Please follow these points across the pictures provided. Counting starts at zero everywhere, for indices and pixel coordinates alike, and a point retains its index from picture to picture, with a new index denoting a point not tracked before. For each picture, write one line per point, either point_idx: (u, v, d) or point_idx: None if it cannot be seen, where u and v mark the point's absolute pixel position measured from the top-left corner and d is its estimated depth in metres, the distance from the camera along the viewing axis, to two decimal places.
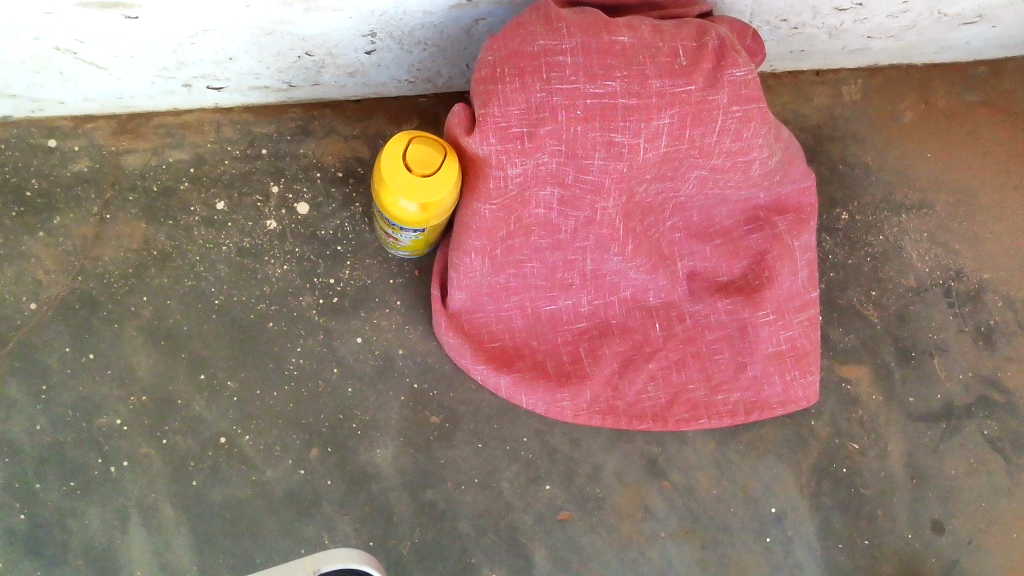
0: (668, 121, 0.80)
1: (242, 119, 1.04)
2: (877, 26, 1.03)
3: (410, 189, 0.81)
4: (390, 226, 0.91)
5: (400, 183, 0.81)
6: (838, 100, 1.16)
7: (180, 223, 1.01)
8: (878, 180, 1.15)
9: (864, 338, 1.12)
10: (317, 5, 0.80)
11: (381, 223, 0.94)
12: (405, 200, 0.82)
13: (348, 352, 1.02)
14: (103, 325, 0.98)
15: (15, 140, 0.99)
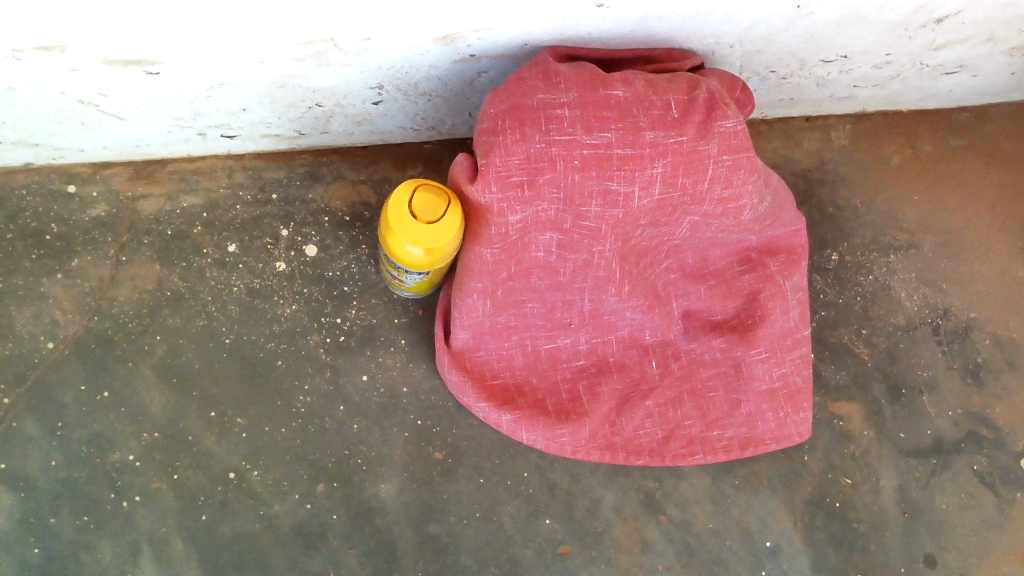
0: (661, 170, 0.84)
1: (253, 165, 1.08)
2: (863, 76, 1.07)
3: (414, 236, 0.85)
4: (395, 268, 0.95)
5: (405, 230, 0.85)
6: (828, 145, 1.21)
7: (193, 265, 1.05)
8: (866, 222, 1.19)
9: (855, 375, 1.15)
10: (328, 61, 0.85)
11: (387, 265, 0.98)
12: (410, 245, 0.86)
13: (354, 390, 1.05)
14: (117, 364, 1.02)
15: (36, 185, 1.03)
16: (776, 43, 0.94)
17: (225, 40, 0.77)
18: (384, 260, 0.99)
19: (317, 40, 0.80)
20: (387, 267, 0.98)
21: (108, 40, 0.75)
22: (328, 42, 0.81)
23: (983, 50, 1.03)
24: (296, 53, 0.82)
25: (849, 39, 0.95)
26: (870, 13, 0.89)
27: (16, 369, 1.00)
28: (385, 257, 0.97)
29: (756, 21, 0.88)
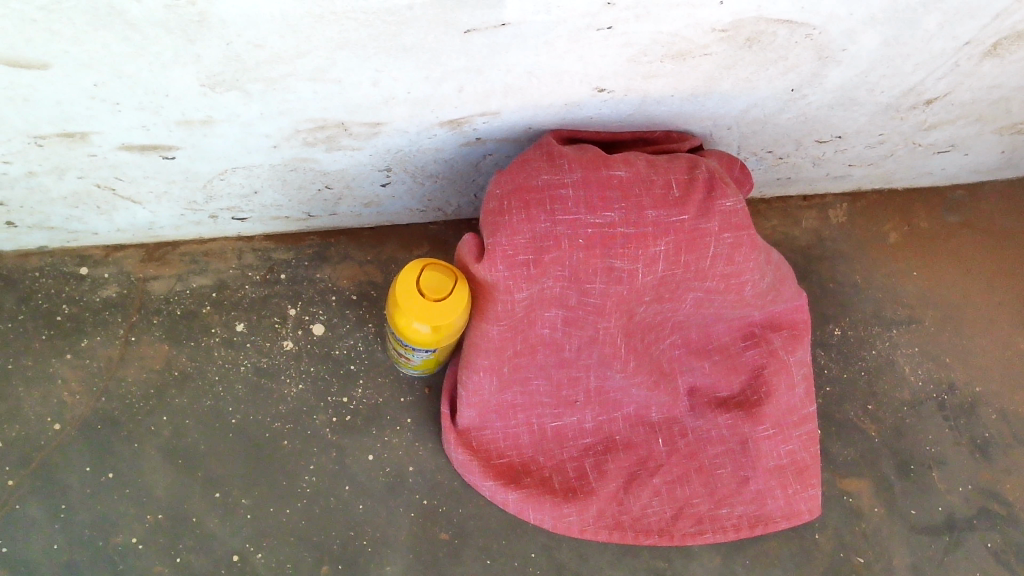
0: (664, 248, 0.85)
1: (262, 246, 1.10)
2: (858, 155, 1.10)
3: (423, 312, 0.86)
4: (402, 345, 0.95)
5: (414, 307, 0.86)
6: (825, 223, 1.23)
7: (200, 344, 1.06)
8: (867, 298, 1.21)
9: (862, 451, 1.14)
10: (338, 145, 0.87)
11: (394, 343, 0.99)
12: (418, 323, 0.87)
13: (359, 470, 1.05)
14: (123, 445, 1.02)
15: (48, 267, 1.05)
16: (771, 125, 0.97)
17: (240, 126, 0.80)
18: (391, 338, 0.99)
19: (328, 125, 0.82)
20: (394, 344, 0.99)
21: (127, 127, 0.77)
22: (339, 127, 0.83)
23: (974, 129, 1.05)
24: (308, 137, 0.84)
25: (842, 120, 0.98)
26: (861, 95, 0.92)
27: (21, 451, 1.00)
28: (392, 335, 0.98)
29: (751, 104, 0.91)
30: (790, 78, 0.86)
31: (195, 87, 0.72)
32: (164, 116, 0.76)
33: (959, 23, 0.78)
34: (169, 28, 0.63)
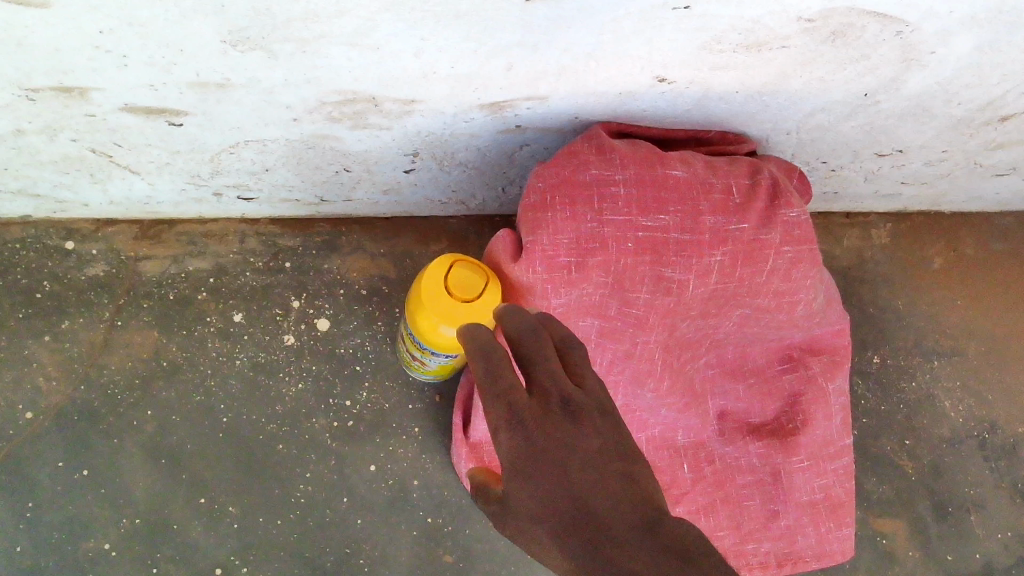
0: (720, 259, 0.77)
1: (267, 231, 1.00)
2: (913, 172, 1.02)
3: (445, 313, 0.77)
4: (421, 350, 0.87)
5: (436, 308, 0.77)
6: (868, 243, 1.15)
7: (194, 333, 0.96)
8: (908, 325, 1.13)
9: (898, 489, 1.07)
10: (365, 122, 0.79)
11: (408, 346, 0.90)
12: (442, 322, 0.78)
13: (360, 481, 0.96)
14: (102, 440, 0.92)
15: (31, 239, 0.94)
16: (834, 133, 0.89)
17: (259, 93, 0.71)
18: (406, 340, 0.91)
19: (358, 99, 0.74)
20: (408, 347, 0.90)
21: (132, 85, 0.68)
22: (369, 103, 0.75)
23: None
24: (334, 111, 0.76)
25: (909, 132, 0.90)
26: (937, 106, 0.84)
27: None
28: (407, 337, 0.89)
29: (819, 108, 0.83)
30: (868, 81, 0.78)
31: (215, 43, 0.63)
32: (176, 75, 0.67)
33: None
34: None
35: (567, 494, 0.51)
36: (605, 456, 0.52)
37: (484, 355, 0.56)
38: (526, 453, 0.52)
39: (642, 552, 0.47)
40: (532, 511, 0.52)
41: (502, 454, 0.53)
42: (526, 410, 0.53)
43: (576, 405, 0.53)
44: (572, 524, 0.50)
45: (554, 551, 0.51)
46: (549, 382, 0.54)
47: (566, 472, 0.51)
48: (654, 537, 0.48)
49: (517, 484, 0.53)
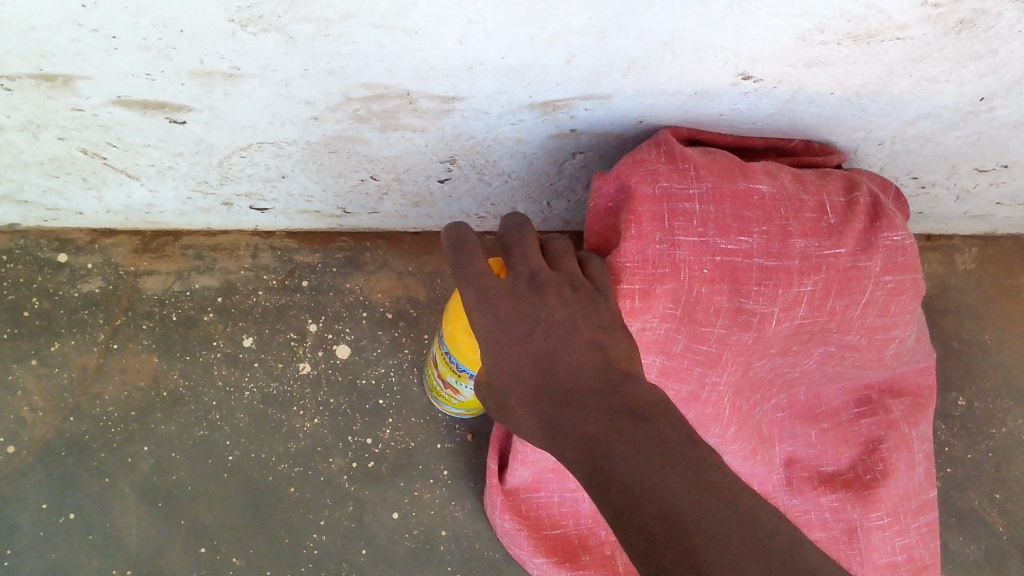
0: (809, 289, 0.65)
1: (282, 245, 0.90)
2: (1013, 192, 0.90)
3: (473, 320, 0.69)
4: (455, 376, 0.76)
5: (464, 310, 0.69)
6: (951, 270, 1.03)
7: (198, 359, 0.86)
8: (998, 363, 1.01)
9: (989, 551, 0.95)
10: (396, 123, 0.68)
11: (440, 371, 0.79)
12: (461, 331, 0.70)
13: (380, 531, 0.85)
14: (91, 479, 0.82)
15: (20, 251, 0.85)
16: (933, 144, 0.77)
17: (274, 85, 0.60)
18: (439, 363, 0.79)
19: (389, 95, 0.63)
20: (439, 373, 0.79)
21: (125, 73, 0.58)
22: (402, 100, 0.64)
23: None
24: (360, 109, 0.65)
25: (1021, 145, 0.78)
26: None
27: None
28: (439, 362, 0.78)
29: (923, 114, 0.71)
30: (987, 83, 0.66)
31: (221, 22, 0.52)
32: (175, 62, 0.57)
33: None
34: None
35: (537, 364, 0.54)
36: (570, 326, 0.55)
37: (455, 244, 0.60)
38: (499, 321, 0.55)
39: (609, 424, 0.49)
40: (503, 381, 0.55)
41: (480, 324, 0.56)
42: (499, 295, 0.56)
43: (544, 280, 0.57)
44: (545, 395, 0.53)
45: (530, 420, 0.54)
46: (521, 261, 0.59)
47: (535, 333, 0.55)
48: (620, 411, 0.50)
49: (495, 358, 0.55)
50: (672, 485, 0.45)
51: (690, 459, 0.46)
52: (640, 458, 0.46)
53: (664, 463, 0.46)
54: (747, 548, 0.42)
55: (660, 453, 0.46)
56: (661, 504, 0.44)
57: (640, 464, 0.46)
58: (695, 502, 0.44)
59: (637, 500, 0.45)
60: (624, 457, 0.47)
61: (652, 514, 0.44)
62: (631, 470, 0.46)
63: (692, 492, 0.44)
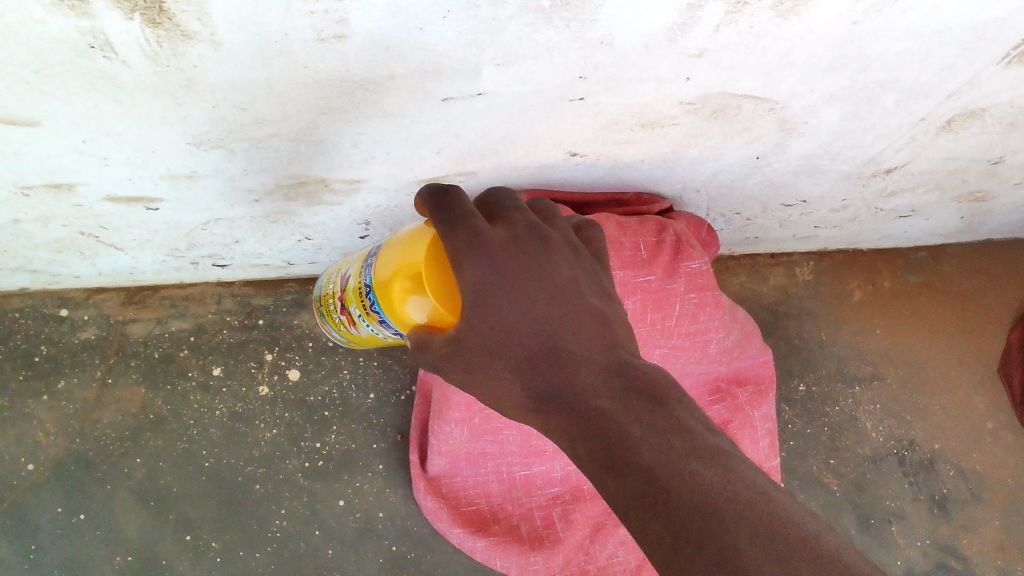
0: (630, 307, 0.88)
1: (241, 292, 1.11)
2: (823, 218, 1.14)
3: (405, 263, 0.71)
4: (366, 309, 0.80)
5: (398, 245, 0.73)
6: (793, 281, 1.26)
7: (178, 387, 1.07)
8: (832, 355, 1.25)
9: (825, 505, 1.19)
10: (319, 200, 0.90)
11: (342, 303, 0.88)
12: (384, 266, 0.75)
13: (330, 515, 1.08)
14: (97, 487, 1.03)
15: (29, 309, 1.05)
16: (738, 189, 1.00)
17: (223, 180, 0.82)
18: (346, 294, 0.86)
19: (310, 182, 0.85)
20: (338, 309, 0.90)
21: (113, 179, 0.79)
22: (320, 184, 0.86)
23: (932, 196, 1.10)
24: (290, 192, 0.87)
25: (806, 186, 1.01)
26: (824, 164, 0.96)
27: None
28: (348, 290, 0.86)
29: (719, 170, 0.95)
30: (756, 147, 0.89)
31: (181, 144, 0.74)
32: (150, 170, 0.78)
33: (914, 101, 0.82)
34: (159, 92, 0.65)
35: (537, 329, 0.61)
36: (573, 304, 0.62)
37: (442, 205, 0.65)
38: (498, 278, 0.60)
39: (615, 402, 0.58)
40: (494, 340, 0.60)
41: (474, 285, 0.61)
42: (496, 253, 0.61)
43: (542, 247, 0.64)
44: (545, 365, 0.60)
45: (518, 383, 0.60)
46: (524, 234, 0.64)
47: (538, 301, 0.61)
48: (616, 387, 0.59)
49: (487, 315, 0.60)
50: (709, 480, 0.51)
51: (703, 448, 0.53)
52: (643, 434, 0.55)
53: (667, 441, 0.54)
54: (787, 544, 0.47)
55: (682, 446, 0.53)
56: (666, 475, 0.51)
57: (665, 454, 0.53)
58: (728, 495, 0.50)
59: (641, 468, 0.53)
60: (631, 432, 0.55)
61: (660, 483, 0.51)
62: (667, 468, 0.52)
63: (724, 489, 0.50)
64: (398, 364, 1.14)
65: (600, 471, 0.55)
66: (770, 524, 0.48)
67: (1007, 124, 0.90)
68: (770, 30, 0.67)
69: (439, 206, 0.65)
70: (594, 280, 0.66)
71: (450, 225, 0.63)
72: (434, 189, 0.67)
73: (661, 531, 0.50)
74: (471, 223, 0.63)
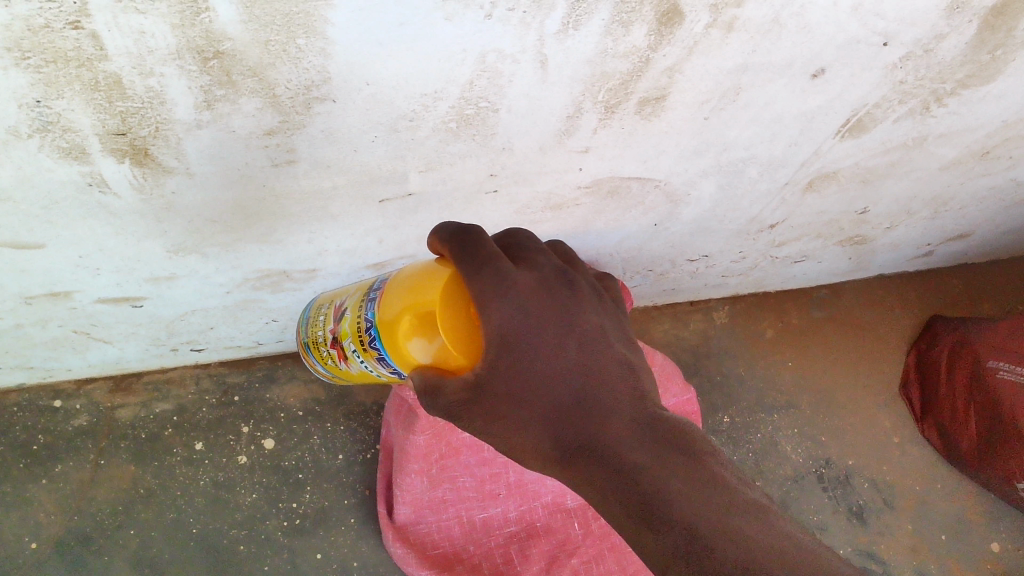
0: None
1: (217, 372, 1.24)
2: (727, 268, 1.31)
3: (416, 303, 0.72)
4: (361, 348, 0.81)
5: (404, 285, 0.75)
6: (710, 324, 1.46)
7: (164, 462, 1.20)
8: (751, 387, 1.44)
9: None
10: (281, 288, 1.05)
11: (333, 337, 0.89)
12: (388, 305, 0.77)
13: (309, 568, 1.20)
14: (95, 559, 1.15)
15: (25, 402, 1.17)
16: (646, 250, 1.17)
17: (199, 278, 0.97)
18: (340, 329, 0.87)
19: (273, 274, 1.00)
20: (328, 343, 0.90)
21: (104, 285, 0.93)
22: (282, 275, 1.01)
23: (818, 243, 1.27)
24: (256, 283, 1.02)
25: (704, 243, 1.18)
26: (714, 225, 1.12)
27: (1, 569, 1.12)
28: (341, 324, 0.86)
29: (624, 236, 1.11)
30: (652, 216, 1.06)
31: (162, 252, 0.88)
32: (136, 275, 0.92)
33: (775, 170, 0.99)
34: (143, 214, 0.80)
35: (566, 377, 0.65)
36: (596, 351, 0.67)
37: (465, 244, 0.67)
38: (526, 323, 0.64)
39: (648, 456, 0.60)
40: (522, 385, 0.64)
41: (497, 322, 0.64)
42: (523, 295, 0.65)
43: (568, 295, 0.68)
44: (570, 413, 0.64)
45: (544, 433, 0.64)
46: (548, 276, 0.68)
47: (566, 350, 0.65)
48: (644, 437, 0.62)
49: (512, 361, 0.64)
50: (745, 529, 0.53)
51: (737, 497, 0.56)
52: (673, 482, 0.57)
53: (694, 489, 0.56)
54: None
55: (715, 496, 0.55)
56: (695, 522, 0.53)
57: (701, 502, 0.55)
58: (765, 547, 0.51)
59: (670, 515, 0.54)
60: (660, 478, 0.57)
61: (696, 531, 0.53)
62: (703, 516, 0.54)
63: (761, 539, 0.52)
64: (363, 426, 1.27)
65: (630, 521, 0.57)
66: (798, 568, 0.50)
67: (860, 182, 1.07)
68: (639, 128, 0.83)
69: (463, 242, 0.67)
70: (616, 332, 0.71)
71: (474, 264, 0.65)
72: (454, 226, 0.69)
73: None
74: (496, 258, 0.66)
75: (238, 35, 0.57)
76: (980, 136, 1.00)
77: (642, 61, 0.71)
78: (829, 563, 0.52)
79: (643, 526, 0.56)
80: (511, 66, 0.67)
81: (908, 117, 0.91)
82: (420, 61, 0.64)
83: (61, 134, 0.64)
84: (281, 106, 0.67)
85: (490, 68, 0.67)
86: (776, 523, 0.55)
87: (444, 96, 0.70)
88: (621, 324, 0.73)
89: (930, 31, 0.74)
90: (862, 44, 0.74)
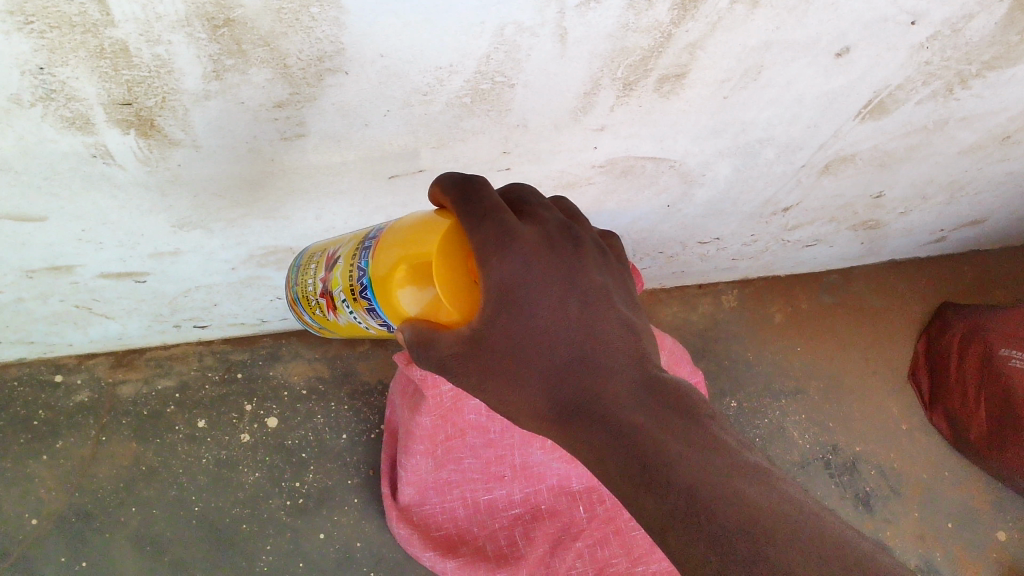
0: None
1: (220, 349, 1.23)
2: (738, 252, 1.29)
3: (411, 253, 0.66)
4: (353, 300, 0.75)
5: (400, 235, 0.69)
6: (719, 308, 1.45)
7: (166, 440, 1.19)
8: (759, 372, 1.43)
9: None
10: (287, 265, 1.03)
11: (324, 286, 0.81)
12: (380, 256, 0.70)
13: (311, 548, 1.19)
14: (96, 536, 1.13)
15: (25, 376, 1.15)
16: (657, 232, 1.15)
17: (203, 254, 0.95)
18: (331, 278, 0.80)
19: (279, 250, 0.98)
20: (318, 292, 0.83)
21: (107, 260, 0.91)
22: (288, 251, 0.99)
23: (831, 227, 1.26)
24: (261, 260, 1.00)
25: (716, 226, 1.17)
26: (727, 207, 1.10)
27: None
28: (334, 272, 0.79)
29: (636, 217, 1.09)
30: (665, 197, 1.04)
31: (167, 227, 0.86)
32: (139, 250, 0.90)
33: (792, 152, 0.97)
34: (149, 187, 0.78)
35: (569, 338, 0.58)
36: (603, 309, 0.60)
37: (466, 194, 0.58)
38: (529, 280, 0.57)
39: (652, 419, 0.56)
40: (521, 344, 0.58)
41: (497, 277, 0.56)
42: (529, 251, 0.57)
43: (571, 252, 0.60)
44: (571, 372, 0.58)
45: (542, 392, 0.59)
46: (552, 229, 0.60)
47: (567, 308, 0.58)
48: (646, 398, 0.57)
49: (512, 317, 0.57)
50: (754, 494, 0.50)
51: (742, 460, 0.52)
52: (677, 446, 0.53)
53: (700, 452, 0.52)
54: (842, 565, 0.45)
55: (721, 460, 0.52)
56: (697, 485, 0.50)
57: (706, 465, 0.51)
58: (772, 514, 0.48)
59: (672, 476, 0.51)
60: (663, 439, 0.54)
61: (697, 494, 0.50)
62: (708, 480, 0.50)
63: (766, 505, 0.49)
64: (367, 407, 1.27)
65: (630, 486, 0.53)
66: (809, 533, 0.47)
67: (877, 166, 1.05)
68: (657, 106, 0.81)
69: (462, 189, 0.59)
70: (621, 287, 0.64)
71: (473, 214, 0.57)
72: (457, 175, 0.61)
73: (695, 540, 0.48)
74: (498, 210, 0.57)
75: (249, 2, 0.55)
76: (1001, 119, 0.98)
77: (663, 36, 0.68)
78: (843, 530, 0.48)
79: (646, 492, 0.52)
80: (529, 39, 0.65)
81: (930, 99, 0.89)
82: (435, 34, 0.62)
83: (65, 102, 0.62)
84: (292, 77, 0.64)
85: (507, 42, 0.65)
86: (784, 488, 0.51)
87: (459, 70, 0.68)
88: (623, 284, 0.65)
89: (959, 10, 0.72)
90: (889, 22, 0.72)
